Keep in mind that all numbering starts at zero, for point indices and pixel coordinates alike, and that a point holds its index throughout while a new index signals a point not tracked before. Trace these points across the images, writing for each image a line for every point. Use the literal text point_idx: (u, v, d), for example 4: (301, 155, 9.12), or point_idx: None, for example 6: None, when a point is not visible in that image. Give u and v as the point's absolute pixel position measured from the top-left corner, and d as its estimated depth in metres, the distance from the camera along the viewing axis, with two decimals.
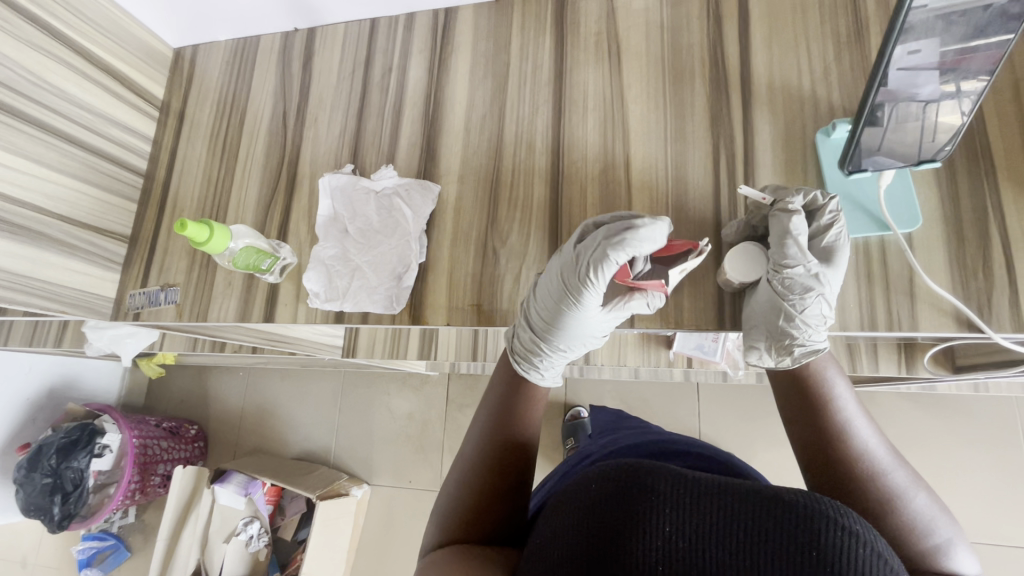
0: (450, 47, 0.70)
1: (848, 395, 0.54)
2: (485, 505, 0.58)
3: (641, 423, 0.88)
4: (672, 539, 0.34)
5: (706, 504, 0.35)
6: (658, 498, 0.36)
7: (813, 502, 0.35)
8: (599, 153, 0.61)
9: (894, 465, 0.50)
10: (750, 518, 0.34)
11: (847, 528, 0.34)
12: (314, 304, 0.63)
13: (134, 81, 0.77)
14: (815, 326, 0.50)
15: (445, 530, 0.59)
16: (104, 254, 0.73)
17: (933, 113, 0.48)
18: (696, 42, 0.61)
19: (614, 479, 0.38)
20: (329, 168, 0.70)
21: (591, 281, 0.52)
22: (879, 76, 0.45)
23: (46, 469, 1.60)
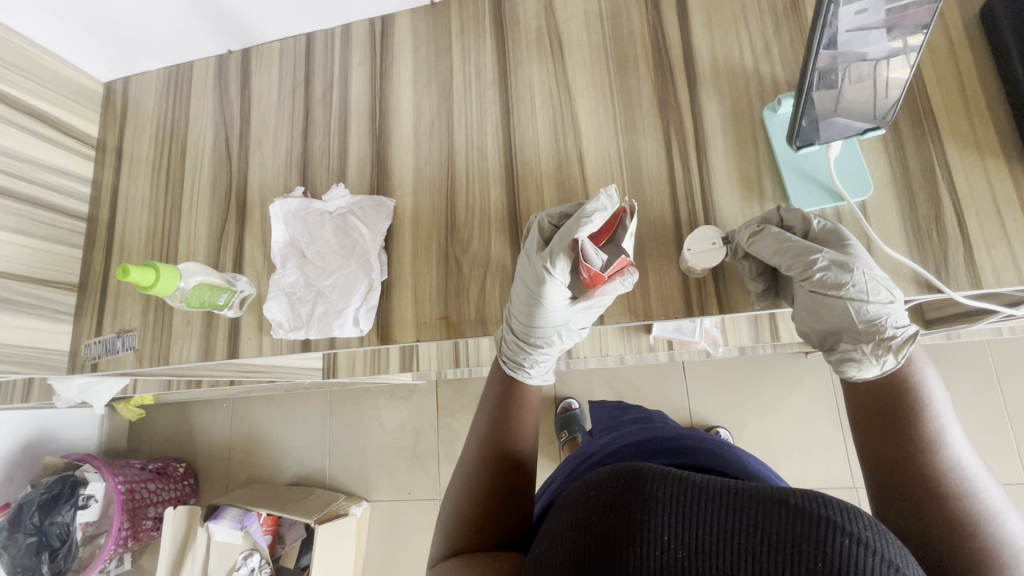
0: (391, 56, 0.68)
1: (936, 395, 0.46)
2: (491, 515, 0.57)
3: (641, 417, 0.88)
4: (670, 545, 0.35)
5: (708, 508, 0.36)
6: (657, 506, 0.36)
7: (819, 505, 0.35)
8: (551, 150, 0.60)
9: (987, 481, 0.42)
10: (749, 521, 0.35)
11: (851, 534, 0.34)
12: (278, 334, 0.61)
13: (65, 122, 0.73)
14: (885, 303, 0.49)
15: (447, 542, 0.58)
16: (53, 306, 0.69)
17: (883, 70, 0.47)
18: (637, 29, 0.61)
19: (613, 488, 0.38)
20: (279, 192, 0.68)
21: (551, 278, 0.51)
22: (820, 44, 0.44)
23: (30, 528, 1.54)
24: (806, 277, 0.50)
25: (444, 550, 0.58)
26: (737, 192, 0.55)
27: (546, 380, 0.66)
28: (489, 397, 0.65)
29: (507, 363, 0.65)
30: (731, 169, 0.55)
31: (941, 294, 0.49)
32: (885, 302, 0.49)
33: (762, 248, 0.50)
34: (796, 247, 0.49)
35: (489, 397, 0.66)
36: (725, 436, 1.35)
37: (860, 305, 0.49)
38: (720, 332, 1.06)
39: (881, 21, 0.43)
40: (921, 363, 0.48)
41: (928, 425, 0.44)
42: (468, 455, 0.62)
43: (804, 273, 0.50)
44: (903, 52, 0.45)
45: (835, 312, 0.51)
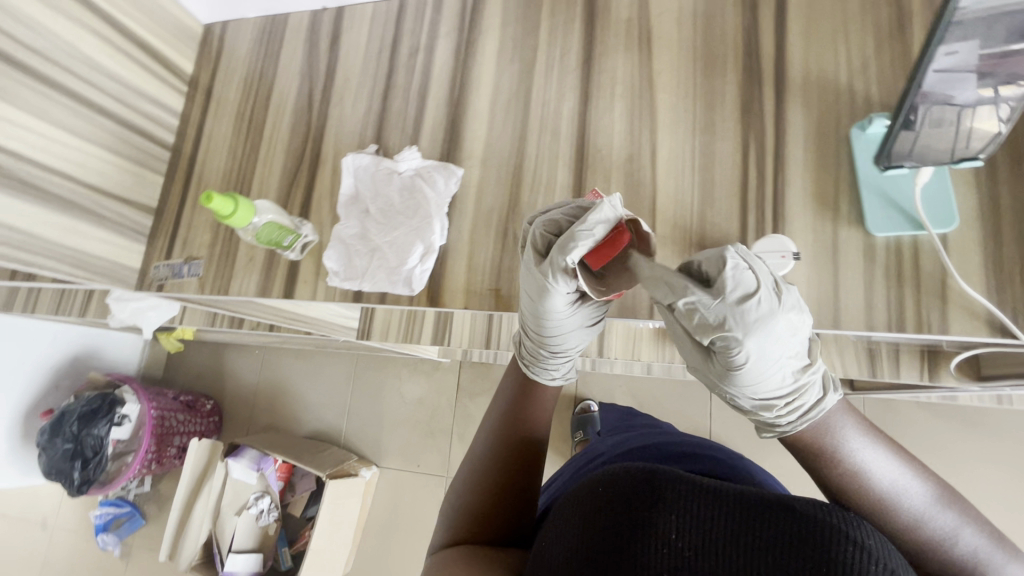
0: (478, 29, 0.69)
1: (867, 447, 0.45)
2: (495, 509, 0.60)
3: (653, 421, 0.89)
4: (675, 540, 0.38)
5: (709, 511, 0.38)
6: (668, 504, 0.39)
7: (822, 512, 0.37)
8: (624, 141, 0.60)
9: (933, 505, 0.44)
10: (753, 521, 0.37)
11: (856, 540, 0.36)
12: (333, 282, 0.64)
13: (164, 56, 0.77)
14: (772, 427, 0.48)
15: (451, 529, 0.62)
16: (131, 225, 0.74)
17: (968, 119, 0.45)
18: (730, 32, 0.60)
19: (621, 487, 0.41)
20: (353, 147, 0.71)
21: (548, 295, 0.51)
22: (922, 69, 0.42)
23: (68, 435, 1.65)
24: (695, 368, 0.48)
25: (449, 536, 0.61)
26: (811, 206, 0.53)
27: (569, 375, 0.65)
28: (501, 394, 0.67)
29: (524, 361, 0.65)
30: (807, 183, 0.54)
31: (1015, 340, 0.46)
32: (782, 408, 0.46)
33: (671, 328, 0.46)
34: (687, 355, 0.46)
35: (502, 391, 0.68)
36: None
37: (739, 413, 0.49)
38: None
39: (984, 61, 0.41)
40: (847, 433, 0.46)
41: (873, 488, 0.44)
42: (480, 444, 0.65)
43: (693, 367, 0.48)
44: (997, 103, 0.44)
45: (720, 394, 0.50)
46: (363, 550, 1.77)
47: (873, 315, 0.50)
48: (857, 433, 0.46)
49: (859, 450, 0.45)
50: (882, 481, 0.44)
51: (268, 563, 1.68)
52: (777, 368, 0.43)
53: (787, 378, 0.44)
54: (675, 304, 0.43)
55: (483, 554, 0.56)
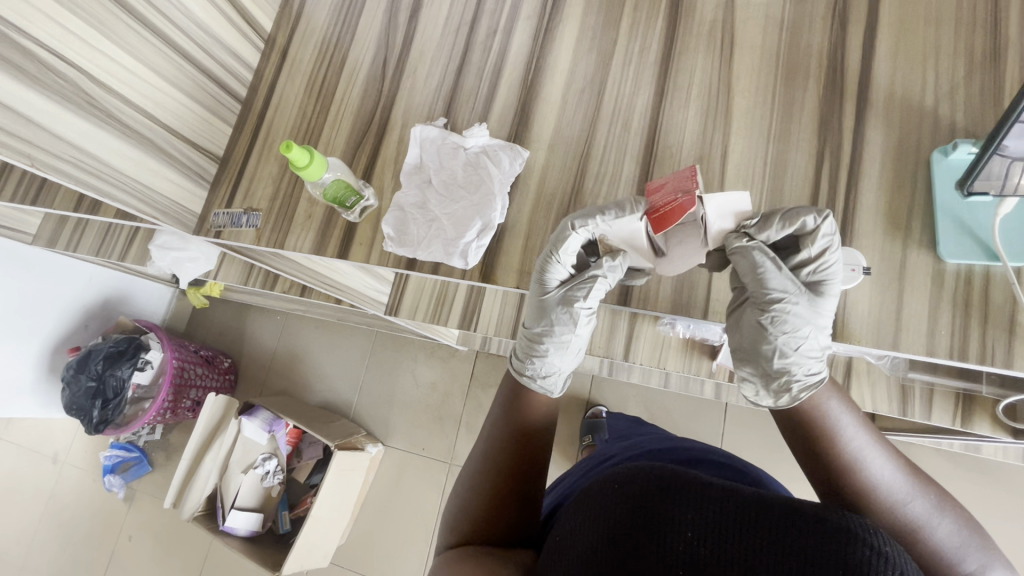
0: (559, 17, 0.70)
1: (854, 429, 0.53)
2: (495, 516, 0.62)
3: (655, 430, 0.92)
4: (691, 537, 0.42)
5: (729, 513, 0.43)
6: (684, 501, 0.44)
7: (839, 520, 0.41)
8: (696, 140, 0.60)
9: (910, 492, 0.51)
10: (767, 521, 0.42)
11: (874, 547, 0.39)
12: (387, 247, 0.65)
13: (248, 12, 0.80)
14: (810, 360, 0.53)
15: (459, 528, 0.64)
16: (198, 170, 0.76)
17: (1016, 175, 0.47)
18: (816, 44, 0.59)
19: (641, 482, 0.46)
20: (421, 119, 0.72)
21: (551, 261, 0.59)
22: (1012, 117, 0.43)
23: (93, 373, 1.69)
24: (759, 303, 0.53)
25: (457, 535, 0.64)
26: (882, 226, 0.53)
27: (551, 391, 0.66)
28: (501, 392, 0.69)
29: (514, 366, 0.68)
30: (881, 201, 0.54)
31: None
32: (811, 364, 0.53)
33: (739, 265, 0.52)
34: (770, 274, 0.51)
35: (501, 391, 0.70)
36: None
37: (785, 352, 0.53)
38: None
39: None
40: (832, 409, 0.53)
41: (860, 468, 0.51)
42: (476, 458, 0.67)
43: (759, 297, 0.53)
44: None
45: (752, 343, 0.54)
46: (359, 524, 1.79)
47: (935, 340, 0.49)
48: (848, 418, 0.53)
49: (849, 428, 0.53)
50: (867, 460, 0.51)
51: (267, 524, 1.72)
52: (827, 314, 0.52)
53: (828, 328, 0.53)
54: (741, 241, 0.52)
55: (488, 558, 0.58)
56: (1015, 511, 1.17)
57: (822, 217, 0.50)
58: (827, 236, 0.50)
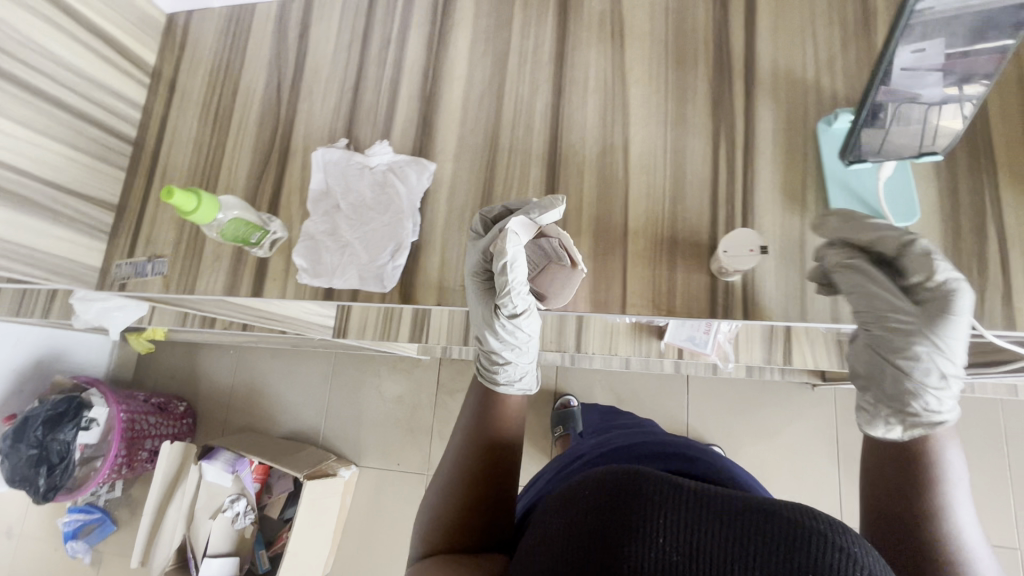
0: (451, 22, 0.68)
1: (957, 472, 0.49)
2: (463, 522, 0.59)
3: (634, 423, 0.90)
4: (662, 545, 0.39)
5: (698, 516, 0.39)
6: (655, 507, 0.40)
7: (811, 519, 0.38)
8: (598, 136, 0.60)
9: (983, 549, 0.46)
10: (743, 529, 0.38)
11: (843, 549, 0.37)
12: (302, 279, 0.63)
13: (126, 48, 0.75)
14: (939, 396, 0.49)
15: (429, 536, 0.61)
16: (91, 222, 0.71)
17: (935, 116, 0.48)
18: (701, 27, 0.60)
19: (614, 490, 0.42)
20: (323, 142, 0.69)
21: (477, 275, 0.59)
22: (883, 58, 0.43)
23: (32, 441, 1.59)
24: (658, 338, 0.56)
25: (427, 544, 0.61)
26: (779, 202, 0.54)
27: (528, 389, 0.66)
28: (470, 398, 0.68)
29: (483, 370, 0.67)
30: (776, 178, 0.55)
31: (971, 330, 0.48)
32: (942, 390, 0.50)
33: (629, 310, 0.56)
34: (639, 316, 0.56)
35: (468, 402, 0.68)
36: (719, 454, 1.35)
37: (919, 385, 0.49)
38: (732, 347, 1.07)
39: (898, 66, 0.45)
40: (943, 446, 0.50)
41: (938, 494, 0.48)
42: (446, 462, 0.64)
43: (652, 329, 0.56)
44: (880, 119, 0.49)
45: (879, 368, 0.52)
46: (343, 550, 1.75)
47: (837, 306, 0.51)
48: (958, 462, 0.50)
49: (950, 453, 0.50)
50: (951, 495, 0.48)
51: (244, 566, 1.66)
52: (958, 339, 0.48)
53: (962, 350, 0.49)
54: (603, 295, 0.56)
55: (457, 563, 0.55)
56: (962, 439, 1.24)
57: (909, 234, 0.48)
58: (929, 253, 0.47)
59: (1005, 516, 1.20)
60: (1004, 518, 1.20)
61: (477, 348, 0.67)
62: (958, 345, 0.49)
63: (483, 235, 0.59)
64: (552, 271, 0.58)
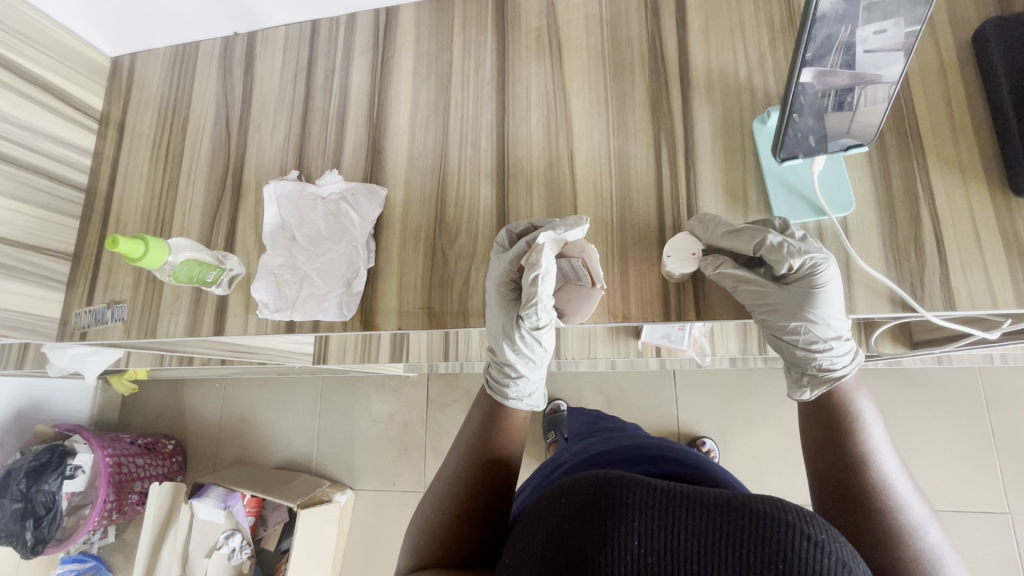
0: (393, 48, 0.69)
1: (875, 421, 0.52)
2: (457, 534, 0.55)
3: (617, 426, 0.89)
4: (638, 549, 0.38)
5: (671, 514, 0.40)
6: (629, 511, 0.40)
7: (779, 511, 0.39)
8: (543, 149, 0.61)
9: (912, 496, 0.49)
10: (719, 525, 0.39)
11: (811, 537, 0.38)
12: (263, 314, 0.62)
13: (70, 96, 0.74)
14: (831, 353, 0.53)
15: (421, 548, 0.56)
16: (47, 273, 0.70)
17: (864, 99, 0.48)
18: (636, 36, 0.61)
19: (587, 496, 0.42)
20: (275, 175, 0.69)
21: (500, 289, 0.57)
22: (801, 54, 0.44)
23: (16, 494, 1.55)
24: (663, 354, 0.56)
25: (418, 556, 0.56)
26: (722, 201, 0.55)
27: (536, 407, 0.61)
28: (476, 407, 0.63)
29: (489, 385, 0.62)
30: (718, 179, 0.56)
31: (916, 313, 0.49)
32: (836, 349, 0.53)
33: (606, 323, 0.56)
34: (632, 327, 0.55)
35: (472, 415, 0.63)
36: (710, 447, 1.36)
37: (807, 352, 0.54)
38: (708, 342, 1.08)
39: (852, 48, 0.44)
40: (856, 394, 0.54)
41: (860, 446, 0.50)
42: (447, 469, 0.59)
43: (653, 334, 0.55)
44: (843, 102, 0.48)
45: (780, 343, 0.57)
46: None
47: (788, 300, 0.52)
48: (871, 411, 0.53)
49: (863, 405, 0.53)
50: (872, 447, 0.50)
51: None
52: (832, 311, 0.51)
53: (840, 316, 0.52)
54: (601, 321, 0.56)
55: None
56: (943, 410, 1.27)
57: (766, 234, 0.50)
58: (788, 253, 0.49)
59: (992, 482, 1.22)
60: (992, 485, 1.22)
61: (488, 359, 0.63)
62: (830, 308, 0.51)
63: (508, 249, 0.57)
64: (571, 288, 0.57)
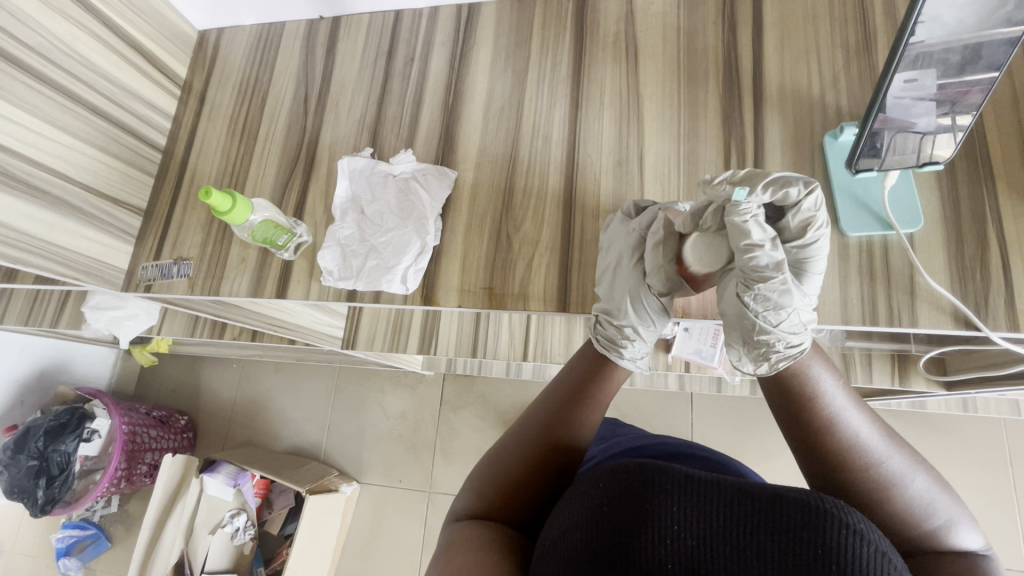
0: (472, 41, 0.72)
1: (838, 388, 0.48)
2: (514, 494, 0.53)
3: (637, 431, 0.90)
4: (679, 533, 0.38)
5: (708, 502, 0.39)
6: (669, 497, 0.40)
7: (816, 501, 0.39)
8: (613, 147, 0.63)
9: (886, 450, 0.46)
10: (754, 516, 0.38)
11: (850, 527, 0.37)
12: (327, 281, 0.64)
13: (160, 61, 0.78)
14: (791, 331, 0.49)
15: (483, 494, 0.54)
16: (119, 226, 0.73)
17: (929, 145, 0.51)
18: (712, 47, 0.64)
19: (624, 480, 0.41)
20: (348, 151, 0.72)
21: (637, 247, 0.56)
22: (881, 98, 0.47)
23: (33, 451, 1.57)
24: (753, 349, 0.51)
25: (479, 503, 0.54)
26: None
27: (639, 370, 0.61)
28: (573, 365, 0.60)
29: (598, 342, 0.59)
30: None
31: (977, 331, 0.50)
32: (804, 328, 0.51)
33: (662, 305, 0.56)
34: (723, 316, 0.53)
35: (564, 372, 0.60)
36: None
37: (773, 322, 0.49)
38: None
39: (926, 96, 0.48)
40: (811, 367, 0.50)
41: (824, 416, 0.47)
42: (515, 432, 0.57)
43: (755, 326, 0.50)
44: (878, 149, 0.51)
45: (733, 313, 0.52)
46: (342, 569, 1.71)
47: (848, 310, 0.53)
48: (832, 379, 0.49)
49: (825, 376, 0.49)
50: (841, 413, 0.47)
51: None
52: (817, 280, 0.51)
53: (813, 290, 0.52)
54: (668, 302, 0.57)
55: (500, 544, 0.49)
56: (966, 457, 1.25)
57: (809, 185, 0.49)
58: (808, 211, 0.49)
59: (1011, 534, 1.20)
60: (1012, 540, 1.19)
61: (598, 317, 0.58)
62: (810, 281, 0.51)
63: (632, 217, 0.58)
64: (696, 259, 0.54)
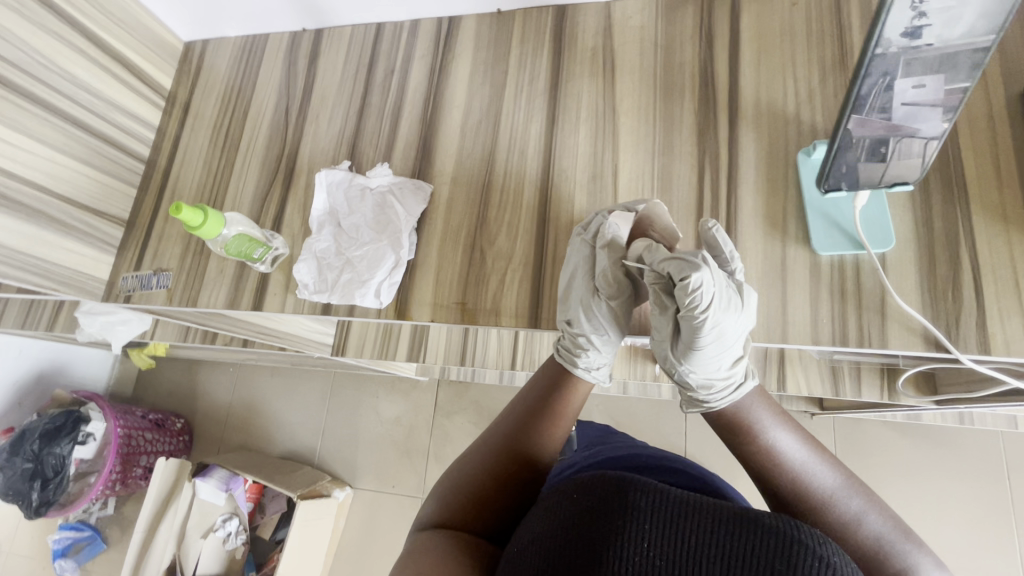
0: (451, 54, 0.72)
1: (790, 434, 0.52)
2: (480, 506, 0.53)
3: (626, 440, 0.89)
4: (649, 551, 0.37)
5: (684, 522, 0.39)
6: (641, 515, 0.39)
7: (792, 531, 0.38)
8: (588, 162, 0.63)
9: (842, 491, 0.49)
10: (730, 538, 0.38)
11: (823, 559, 0.37)
12: (302, 294, 0.65)
13: (143, 72, 0.79)
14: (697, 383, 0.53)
15: (448, 503, 0.54)
16: (101, 237, 0.74)
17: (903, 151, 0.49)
18: (688, 62, 0.63)
19: (598, 496, 0.40)
20: (327, 164, 0.72)
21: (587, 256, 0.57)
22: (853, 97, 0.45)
23: (28, 454, 1.58)
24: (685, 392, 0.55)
25: (443, 511, 0.54)
26: (761, 227, 0.56)
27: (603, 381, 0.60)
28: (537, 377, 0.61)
29: (560, 353, 0.59)
30: (758, 205, 0.57)
31: (948, 353, 0.49)
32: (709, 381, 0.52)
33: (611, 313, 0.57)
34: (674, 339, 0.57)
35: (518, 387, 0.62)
36: None
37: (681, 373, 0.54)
38: None
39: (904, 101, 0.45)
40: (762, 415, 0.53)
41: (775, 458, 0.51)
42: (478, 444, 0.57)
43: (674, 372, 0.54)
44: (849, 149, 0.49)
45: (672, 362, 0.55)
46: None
47: (818, 330, 0.52)
48: (784, 426, 0.53)
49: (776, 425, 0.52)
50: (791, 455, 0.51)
51: None
52: (707, 356, 0.50)
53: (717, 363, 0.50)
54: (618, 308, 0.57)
55: (466, 552, 0.49)
56: (962, 471, 1.23)
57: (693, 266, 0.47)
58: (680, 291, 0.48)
59: (1008, 550, 1.18)
60: (1009, 556, 1.17)
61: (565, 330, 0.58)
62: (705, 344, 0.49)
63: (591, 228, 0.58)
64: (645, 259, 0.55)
